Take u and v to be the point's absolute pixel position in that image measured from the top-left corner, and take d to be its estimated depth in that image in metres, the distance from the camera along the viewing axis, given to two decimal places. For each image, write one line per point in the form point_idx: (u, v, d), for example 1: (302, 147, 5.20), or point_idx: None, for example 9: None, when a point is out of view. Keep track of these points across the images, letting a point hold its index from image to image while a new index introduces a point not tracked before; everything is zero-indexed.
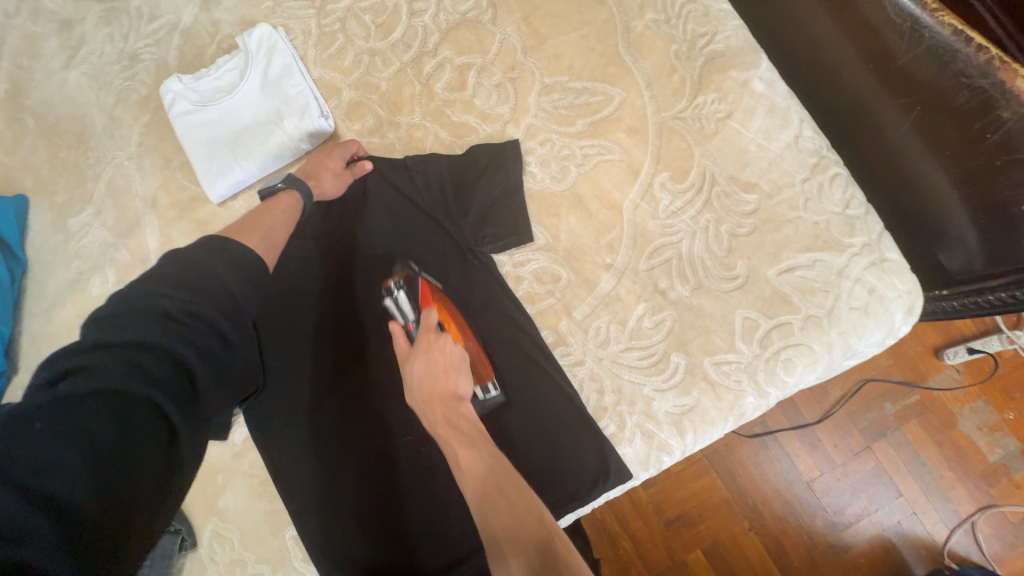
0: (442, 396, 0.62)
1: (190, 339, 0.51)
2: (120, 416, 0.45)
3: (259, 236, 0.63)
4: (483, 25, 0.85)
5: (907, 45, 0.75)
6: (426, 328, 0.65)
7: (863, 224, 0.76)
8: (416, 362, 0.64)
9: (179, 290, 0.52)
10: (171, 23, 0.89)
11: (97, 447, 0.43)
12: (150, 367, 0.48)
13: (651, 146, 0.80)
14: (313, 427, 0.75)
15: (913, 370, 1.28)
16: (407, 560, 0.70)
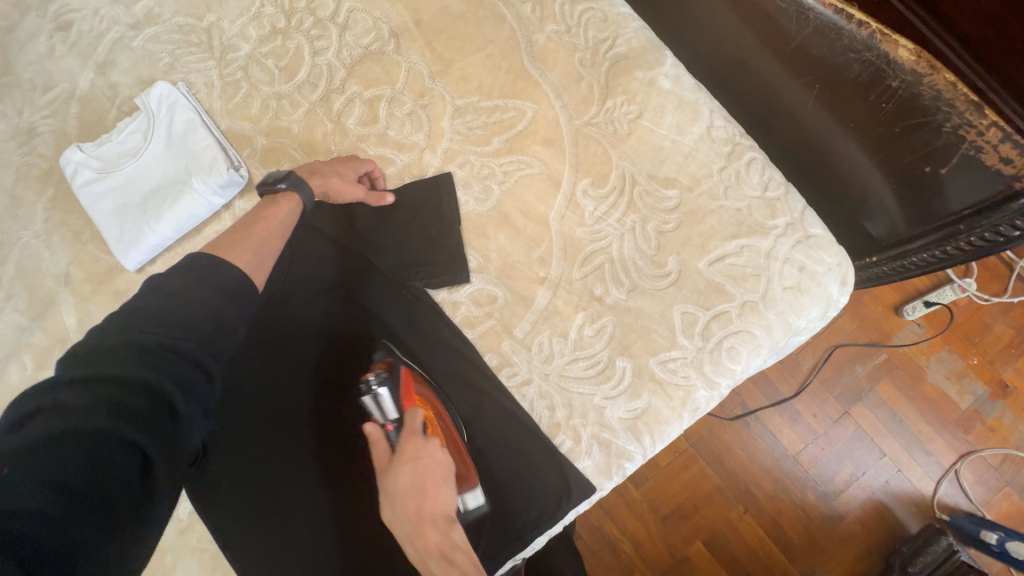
0: (432, 517, 0.57)
1: (169, 370, 0.48)
2: (93, 451, 0.43)
3: (252, 251, 0.61)
4: (387, 56, 0.84)
5: (796, 27, 0.76)
6: (411, 431, 0.62)
7: (784, 205, 0.78)
8: (401, 473, 0.59)
9: (163, 322, 0.49)
10: (67, 91, 0.86)
11: (71, 482, 0.41)
12: (129, 401, 0.45)
13: (569, 154, 0.80)
14: (270, 491, 0.72)
15: (877, 331, 1.30)
16: None
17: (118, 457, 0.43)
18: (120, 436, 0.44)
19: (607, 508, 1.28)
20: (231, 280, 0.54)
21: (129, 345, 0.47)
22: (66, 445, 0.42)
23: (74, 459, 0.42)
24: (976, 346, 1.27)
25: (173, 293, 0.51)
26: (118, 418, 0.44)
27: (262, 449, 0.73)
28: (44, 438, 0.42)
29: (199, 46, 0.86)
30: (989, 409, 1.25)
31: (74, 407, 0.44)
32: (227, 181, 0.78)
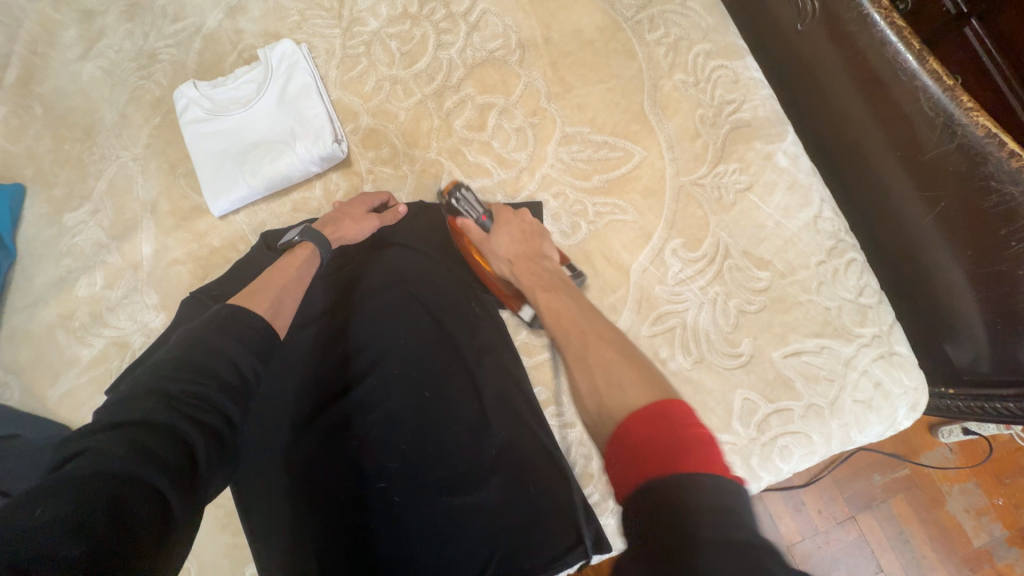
0: (526, 257, 0.72)
1: (195, 416, 0.46)
2: (117, 496, 0.39)
3: (268, 298, 0.61)
4: (509, 65, 0.83)
5: (938, 138, 0.72)
6: (499, 211, 0.76)
7: (875, 315, 0.74)
8: (501, 235, 0.73)
9: (187, 366, 0.48)
10: (194, 26, 0.88)
11: (92, 523, 0.37)
12: (154, 448, 0.43)
13: (667, 210, 0.78)
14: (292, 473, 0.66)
15: (905, 444, 1.19)
16: None
17: (137, 506, 0.39)
18: (140, 479, 0.40)
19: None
20: (248, 328, 0.53)
21: (156, 391, 0.46)
22: (90, 488, 0.38)
23: (97, 505, 0.38)
24: (1006, 486, 1.15)
25: (199, 342, 0.50)
26: (140, 463, 0.41)
27: (296, 428, 0.68)
28: (68, 480, 0.39)
29: (329, 12, 0.87)
30: (1003, 553, 1.12)
31: (100, 451, 0.41)
32: (328, 153, 0.78)
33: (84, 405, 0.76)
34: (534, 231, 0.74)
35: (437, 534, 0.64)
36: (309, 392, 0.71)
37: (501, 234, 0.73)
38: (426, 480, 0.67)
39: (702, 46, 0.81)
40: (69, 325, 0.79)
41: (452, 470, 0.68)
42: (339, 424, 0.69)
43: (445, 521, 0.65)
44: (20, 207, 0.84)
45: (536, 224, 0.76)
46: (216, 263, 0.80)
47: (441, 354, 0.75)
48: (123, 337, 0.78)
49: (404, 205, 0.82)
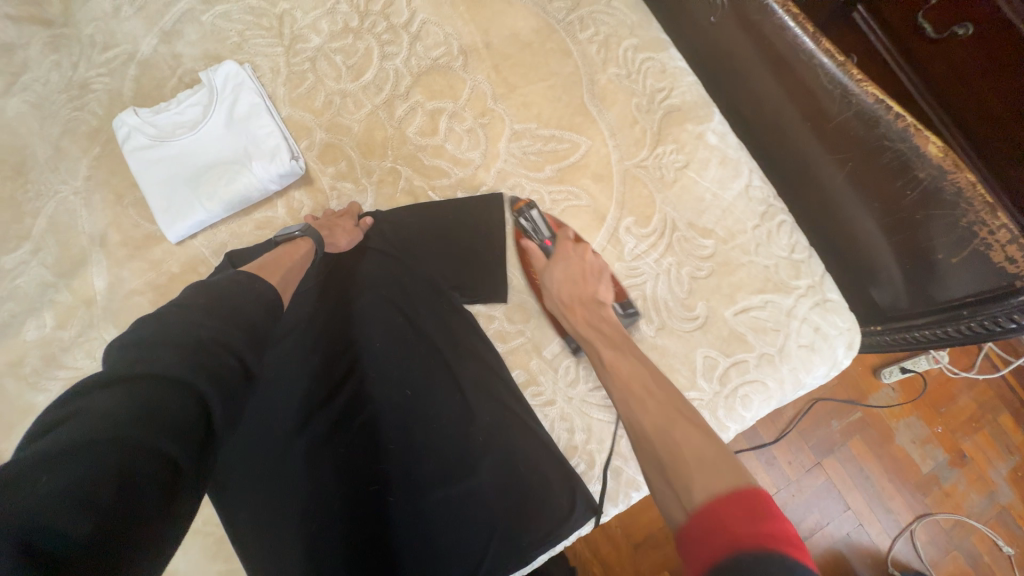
0: (581, 299, 0.77)
1: (211, 371, 0.49)
2: (126, 460, 0.40)
3: (280, 274, 0.67)
4: (454, 71, 0.87)
5: (839, 107, 0.82)
6: (564, 241, 0.80)
7: (807, 267, 0.83)
8: (556, 271, 0.79)
9: (216, 321, 0.52)
10: (127, 53, 0.86)
11: (97, 489, 0.38)
12: (170, 403, 0.45)
13: (617, 192, 0.84)
14: (291, 494, 0.66)
15: (856, 389, 1.30)
16: None
17: (144, 468, 0.41)
18: (148, 442, 0.42)
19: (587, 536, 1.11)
20: (260, 293, 0.58)
21: (183, 341, 0.49)
22: (98, 450, 0.39)
23: (105, 468, 0.39)
24: (942, 414, 1.29)
25: (227, 297, 0.55)
26: (154, 422, 0.43)
27: (288, 448, 0.69)
28: (74, 439, 0.39)
29: (269, 31, 0.88)
30: (948, 475, 1.26)
31: (105, 410, 0.42)
32: (286, 170, 0.79)
33: None
34: (591, 268, 0.79)
35: (441, 519, 0.69)
36: (284, 408, 0.70)
37: (560, 273, 0.79)
38: (421, 477, 0.71)
39: (630, 41, 0.88)
40: (19, 371, 0.75)
41: (447, 463, 0.72)
42: (328, 431, 0.71)
43: (447, 511, 0.70)
44: None
45: (596, 261, 0.80)
46: (177, 288, 0.78)
47: (421, 357, 0.77)
48: (81, 375, 0.75)
49: (374, 216, 0.84)
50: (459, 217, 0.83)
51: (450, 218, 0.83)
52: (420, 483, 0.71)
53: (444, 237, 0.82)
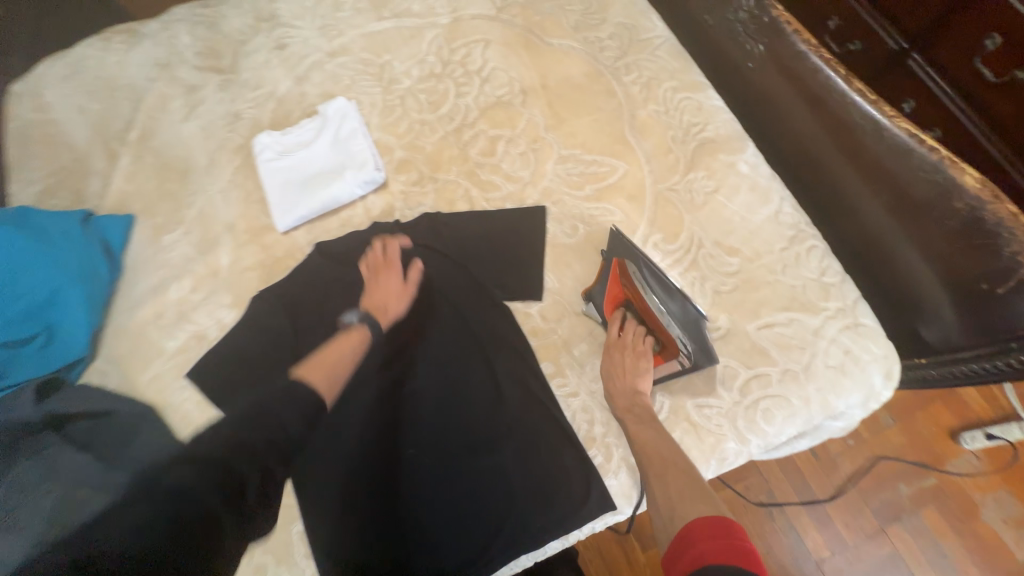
0: (625, 391, 0.81)
1: (249, 453, 0.62)
2: (177, 509, 0.56)
3: (325, 376, 0.78)
4: (514, 106, 1.04)
5: (872, 141, 0.87)
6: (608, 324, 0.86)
7: (838, 291, 0.86)
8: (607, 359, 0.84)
9: (250, 433, 0.63)
10: (269, 92, 1.13)
11: (156, 525, 0.54)
12: (205, 497, 0.58)
13: (648, 211, 0.93)
14: (347, 447, 0.85)
15: (927, 451, 1.26)
16: (419, 522, 0.80)
17: (189, 513, 0.56)
18: (191, 512, 0.56)
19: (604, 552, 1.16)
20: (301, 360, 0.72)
21: (229, 444, 0.62)
22: (156, 505, 0.56)
23: (160, 514, 0.55)
24: None
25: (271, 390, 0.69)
26: (198, 488, 0.57)
27: (348, 411, 0.87)
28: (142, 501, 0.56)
29: (373, 76, 1.11)
30: None
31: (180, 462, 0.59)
32: (371, 179, 0.99)
33: (167, 387, 0.91)
34: (627, 349, 0.83)
35: (463, 485, 0.81)
36: (352, 372, 0.89)
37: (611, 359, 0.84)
38: (451, 447, 0.83)
39: (670, 83, 1.01)
40: (159, 322, 0.97)
41: (472, 442, 0.83)
42: (382, 395, 0.87)
43: (470, 483, 0.81)
44: (128, 233, 1.03)
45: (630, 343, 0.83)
46: (279, 268, 0.98)
47: (461, 344, 0.90)
48: (202, 329, 0.95)
49: (427, 217, 0.98)
50: (506, 222, 0.96)
51: (498, 225, 0.96)
52: (451, 452, 0.83)
53: (490, 242, 0.95)
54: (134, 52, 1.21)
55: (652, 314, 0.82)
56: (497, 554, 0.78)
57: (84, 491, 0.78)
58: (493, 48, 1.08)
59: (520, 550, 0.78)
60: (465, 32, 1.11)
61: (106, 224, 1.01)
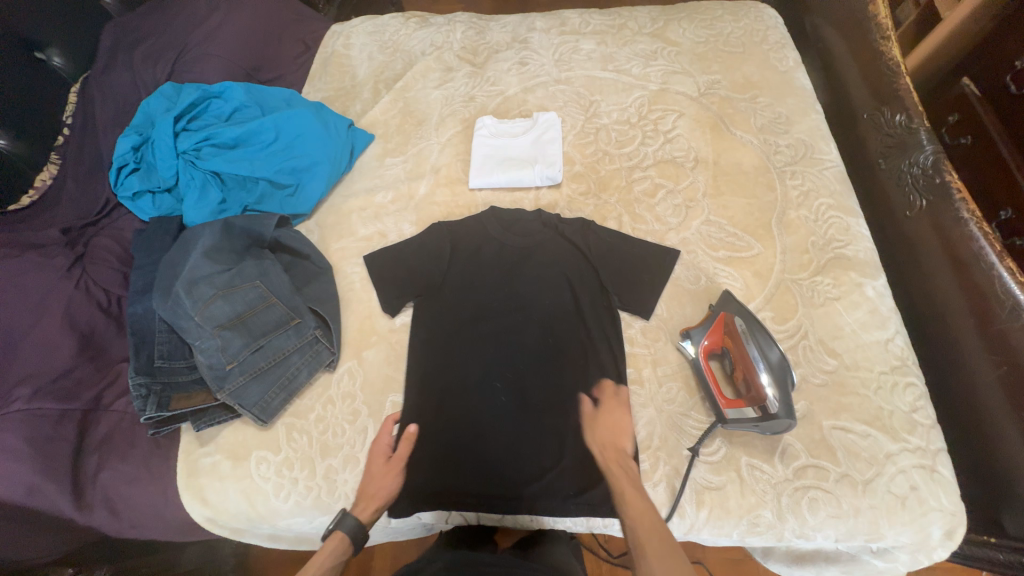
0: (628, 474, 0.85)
1: None
2: None
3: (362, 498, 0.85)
4: (684, 169, 1.23)
5: (1007, 316, 0.92)
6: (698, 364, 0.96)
7: (925, 431, 0.89)
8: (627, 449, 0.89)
9: None
10: (501, 90, 1.45)
11: None
12: None
13: (768, 290, 1.05)
14: (450, 359, 1.04)
15: None
16: (482, 443, 0.96)
17: None
18: None
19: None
20: None
21: None
22: None
23: None
24: None
25: None
26: None
27: (462, 334, 1.06)
28: None
29: (581, 107, 1.38)
30: None
31: None
32: (552, 176, 1.24)
33: (347, 258, 1.19)
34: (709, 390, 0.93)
35: (527, 434, 0.96)
36: (476, 308, 1.08)
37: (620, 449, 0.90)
38: (530, 399, 0.98)
39: (826, 199, 1.14)
40: (360, 212, 1.25)
41: (547, 408, 0.96)
42: (492, 335, 1.05)
43: (531, 436, 0.95)
44: (366, 146, 1.37)
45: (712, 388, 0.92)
46: (456, 212, 1.24)
47: (569, 326, 1.05)
48: (386, 229, 1.22)
49: (580, 219, 1.15)
50: (643, 252, 1.10)
51: (638, 250, 1.10)
52: (529, 403, 0.98)
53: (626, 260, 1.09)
54: (420, 32, 1.62)
55: (748, 361, 0.90)
56: (529, 500, 0.91)
57: (274, 298, 1.04)
58: (685, 121, 1.31)
59: (549, 507, 0.90)
60: (666, 102, 1.35)
61: (357, 135, 1.36)
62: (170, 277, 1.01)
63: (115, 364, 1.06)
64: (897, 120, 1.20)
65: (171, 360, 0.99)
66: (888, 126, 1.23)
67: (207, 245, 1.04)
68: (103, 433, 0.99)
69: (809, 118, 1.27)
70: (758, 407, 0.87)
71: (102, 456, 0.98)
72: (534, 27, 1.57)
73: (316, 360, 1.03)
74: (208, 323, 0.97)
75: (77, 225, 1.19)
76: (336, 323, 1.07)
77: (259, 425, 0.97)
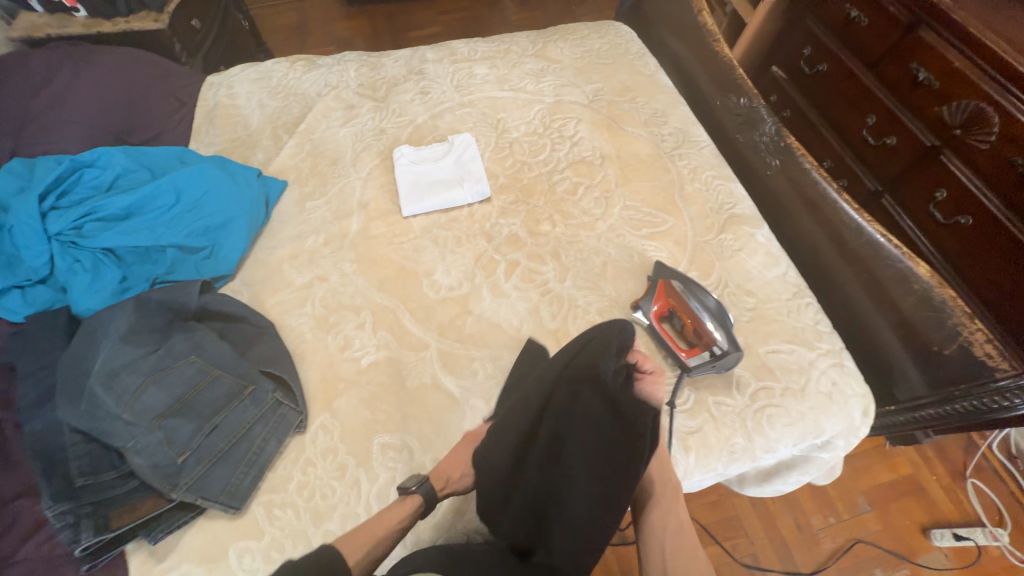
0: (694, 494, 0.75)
1: None
2: None
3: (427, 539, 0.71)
4: (594, 166, 1.38)
5: (854, 236, 1.20)
6: (653, 329, 1.08)
7: (828, 337, 1.11)
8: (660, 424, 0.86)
9: None
10: (409, 119, 1.48)
11: None
12: None
13: (689, 253, 1.22)
14: (428, 385, 1.02)
15: (903, 543, 1.48)
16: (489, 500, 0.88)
17: None
18: None
19: (614, 557, 1.39)
20: None
21: None
22: None
23: None
24: None
25: None
26: None
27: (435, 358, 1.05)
28: None
29: (490, 125, 1.48)
30: None
31: None
32: (482, 191, 1.30)
33: (289, 311, 1.11)
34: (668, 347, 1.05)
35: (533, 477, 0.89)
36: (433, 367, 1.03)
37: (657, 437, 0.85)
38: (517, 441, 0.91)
39: (711, 172, 1.37)
40: (292, 261, 1.18)
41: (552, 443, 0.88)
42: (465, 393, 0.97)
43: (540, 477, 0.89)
44: (281, 193, 1.30)
45: (670, 346, 1.04)
46: (396, 242, 1.23)
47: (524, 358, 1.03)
48: (325, 273, 1.17)
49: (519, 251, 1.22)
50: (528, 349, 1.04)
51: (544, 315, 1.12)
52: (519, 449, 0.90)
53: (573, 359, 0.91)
54: (311, 74, 1.59)
55: (692, 313, 1.04)
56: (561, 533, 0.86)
57: (218, 370, 0.93)
58: (583, 125, 1.47)
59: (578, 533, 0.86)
60: (563, 111, 1.50)
61: (269, 184, 1.28)
62: (78, 376, 0.86)
63: (9, 504, 0.84)
64: (742, 103, 1.49)
65: (97, 475, 0.83)
66: (736, 108, 1.52)
67: (124, 328, 0.90)
68: None
69: (679, 109, 1.52)
70: (710, 348, 1.01)
71: None
72: (427, 59, 1.64)
73: (282, 428, 0.93)
74: (141, 418, 0.84)
75: None
76: (297, 379, 0.99)
77: (231, 515, 0.86)
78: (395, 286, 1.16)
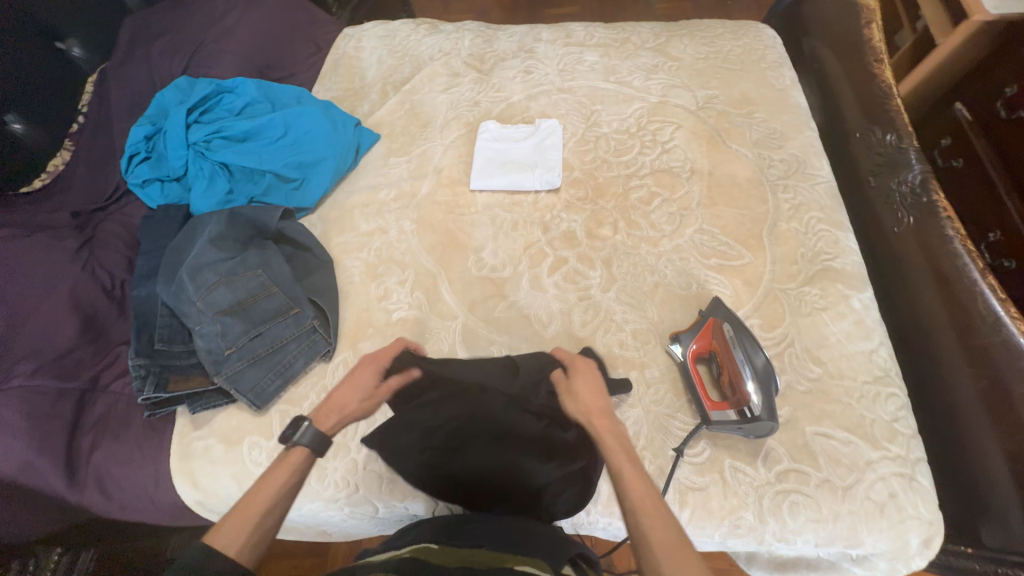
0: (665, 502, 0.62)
1: None
2: None
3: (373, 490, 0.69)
4: (679, 179, 1.27)
5: (988, 331, 0.94)
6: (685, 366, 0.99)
7: (905, 441, 0.91)
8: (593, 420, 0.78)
9: None
10: (505, 96, 1.49)
11: None
12: None
13: (757, 298, 1.07)
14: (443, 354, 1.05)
15: None
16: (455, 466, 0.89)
17: None
18: None
19: None
20: None
21: None
22: None
23: None
24: None
25: None
26: None
27: (457, 331, 1.09)
28: None
29: (582, 116, 1.42)
30: None
31: None
32: (552, 181, 1.27)
33: (347, 252, 1.22)
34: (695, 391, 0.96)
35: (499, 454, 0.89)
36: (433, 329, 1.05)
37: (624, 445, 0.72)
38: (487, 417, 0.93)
39: (816, 214, 1.17)
40: (363, 209, 1.28)
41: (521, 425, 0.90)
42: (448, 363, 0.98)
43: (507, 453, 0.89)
44: (371, 145, 1.40)
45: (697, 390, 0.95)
46: (457, 212, 1.27)
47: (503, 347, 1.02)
48: (386, 226, 1.25)
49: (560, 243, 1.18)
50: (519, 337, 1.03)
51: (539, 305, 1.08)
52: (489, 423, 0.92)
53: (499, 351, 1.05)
54: (430, 38, 1.66)
55: (733, 364, 0.93)
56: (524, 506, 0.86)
57: (276, 287, 1.07)
58: (682, 132, 1.35)
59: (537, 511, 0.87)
60: (664, 114, 1.39)
61: (363, 134, 1.40)
62: (176, 262, 1.04)
63: (115, 346, 1.07)
64: (888, 140, 1.24)
65: (170, 344, 1.01)
66: (878, 145, 1.27)
67: (214, 233, 1.07)
68: (99, 413, 1.00)
69: (802, 134, 1.31)
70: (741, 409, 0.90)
71: (97, 436, 0.98)
72: (540, 37, 1.62)
73: (313, 350, 1.05)
74: (209, 309, 1.00)
75: (88, 210, 1.23)
76: (335, 313, 1.10)
77: (253, 411, 0.99)
78: (442, 253, 1.20)
